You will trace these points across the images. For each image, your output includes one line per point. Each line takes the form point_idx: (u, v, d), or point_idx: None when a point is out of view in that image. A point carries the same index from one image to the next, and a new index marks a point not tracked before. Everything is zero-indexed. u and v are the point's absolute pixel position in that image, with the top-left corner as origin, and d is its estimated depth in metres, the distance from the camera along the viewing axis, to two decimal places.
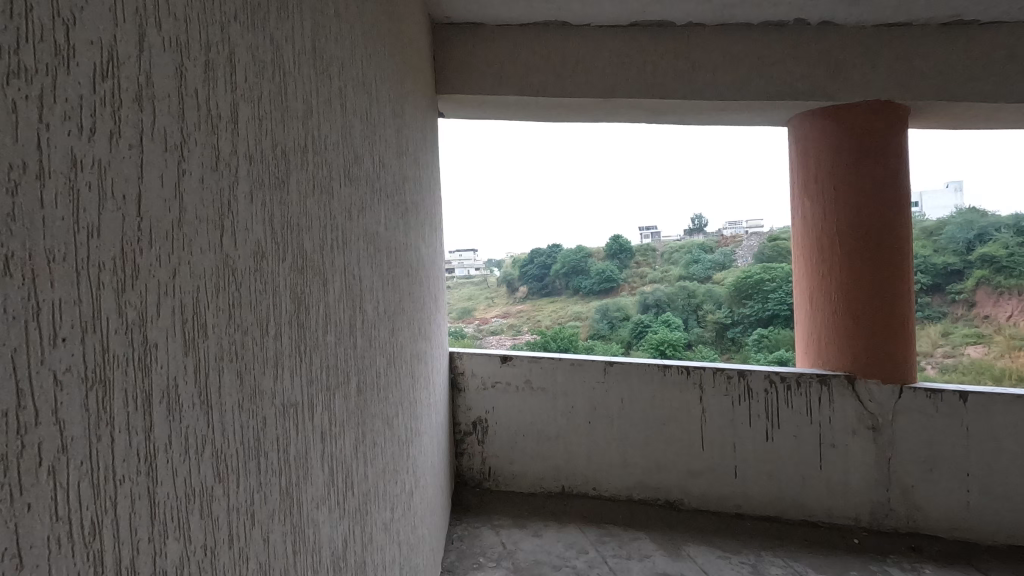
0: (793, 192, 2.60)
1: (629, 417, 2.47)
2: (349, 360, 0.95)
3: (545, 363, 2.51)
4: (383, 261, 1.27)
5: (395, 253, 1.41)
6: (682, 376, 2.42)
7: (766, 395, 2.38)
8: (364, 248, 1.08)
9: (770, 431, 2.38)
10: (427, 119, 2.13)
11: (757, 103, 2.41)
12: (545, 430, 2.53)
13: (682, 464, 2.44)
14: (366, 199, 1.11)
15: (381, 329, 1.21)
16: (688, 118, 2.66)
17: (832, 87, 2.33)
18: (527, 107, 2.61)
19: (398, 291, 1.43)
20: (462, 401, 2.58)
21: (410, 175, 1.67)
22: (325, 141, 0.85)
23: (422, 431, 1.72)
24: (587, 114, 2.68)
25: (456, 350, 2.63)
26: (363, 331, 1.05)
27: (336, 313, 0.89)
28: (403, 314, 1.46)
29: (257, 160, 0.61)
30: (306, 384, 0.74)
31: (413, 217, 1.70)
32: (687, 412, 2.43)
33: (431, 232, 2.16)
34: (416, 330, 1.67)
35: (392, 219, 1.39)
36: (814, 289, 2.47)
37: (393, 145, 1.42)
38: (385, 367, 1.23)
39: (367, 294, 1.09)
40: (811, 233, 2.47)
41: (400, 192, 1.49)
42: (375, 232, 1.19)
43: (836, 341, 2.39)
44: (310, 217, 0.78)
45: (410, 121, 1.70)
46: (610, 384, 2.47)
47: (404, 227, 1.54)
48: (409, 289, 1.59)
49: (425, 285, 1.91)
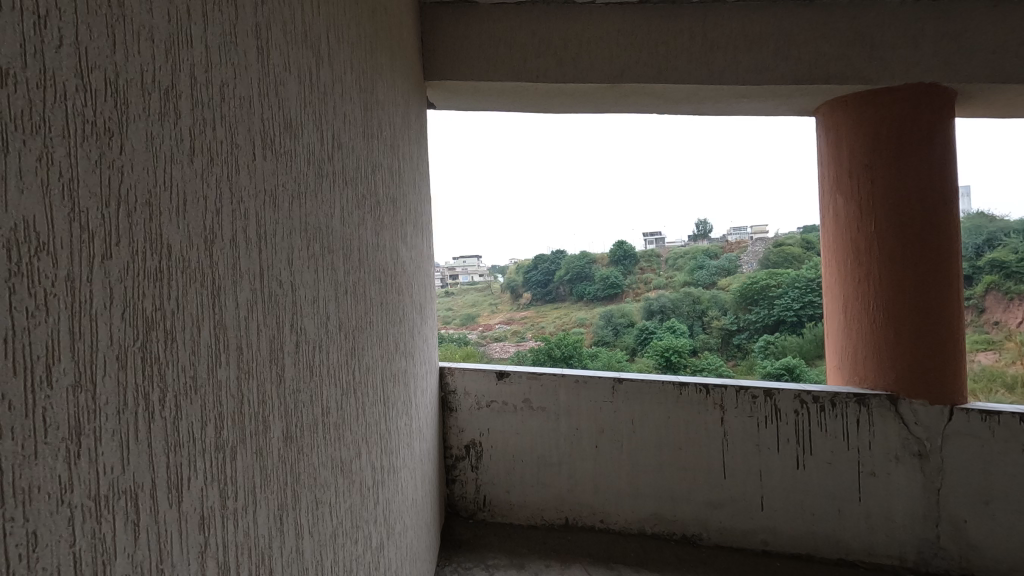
0: (823, 189, 2.33)
1: (641, 441, 2.20)
2: (270, 398, 0.69)
3: (546, 380, 2.25)
4: (339, 264, 1.01)
5: (359, 255, 1.15)
6: (700, 395, 2.15)
7: (796, 417, 2.10)
8: (303, 248, 0.82)
9: (801, 458, 2.11)
10: (410, 105, 1.87)
11: (783, 89, 2.15)
12: (547, 455, 2.25)
13: (701, 495, 2.17)
14: (307, 182, 0.85)
15: (334, 349, 0.95)
16: (704, 108, 2.40)
17: (869, 69, 2.06)
18: (526, 95, 2.35)
19: (364, 302, 1.17)
20: (454, 422, 2.31)
21: (383, 163, 1.41)
22: (217, 90, 0.59)
23: (399, 465, 1.45)
24: (591, 104, 2.42)
25: (447, 365, 2.36)
26: (298, 355, 0.79)
27: (242, 335, 0.63)
28: (370, 330, 1.20)
29: (25, 82, 0.35)
30: (160, 454, 0.47)
31: (386, 211, 1.43)
32: (706, 435, 2.16)
33: (416, 233, 1.90)
34: (391, 346, 1.40)
35: (355, 211, 1.13)
36: (850, 298, 2.19)
37: (356, 121, 1.16)
38: (338, 399, 0.96)
39: (306, 306, 0.82)
40: (845, 235, 2.20)
41: (366, 179, 1.23)
42: (324, 225, 0.93)
43: (875, 355, 2.12)
44: (180, 196, 0.52)
45: (384, 100, 1.44)
46: (620, 404, 2.20)
47: (374, 222, 1.28)
48: (381, 297, 1.32)
49: (405, 293, 1.64)
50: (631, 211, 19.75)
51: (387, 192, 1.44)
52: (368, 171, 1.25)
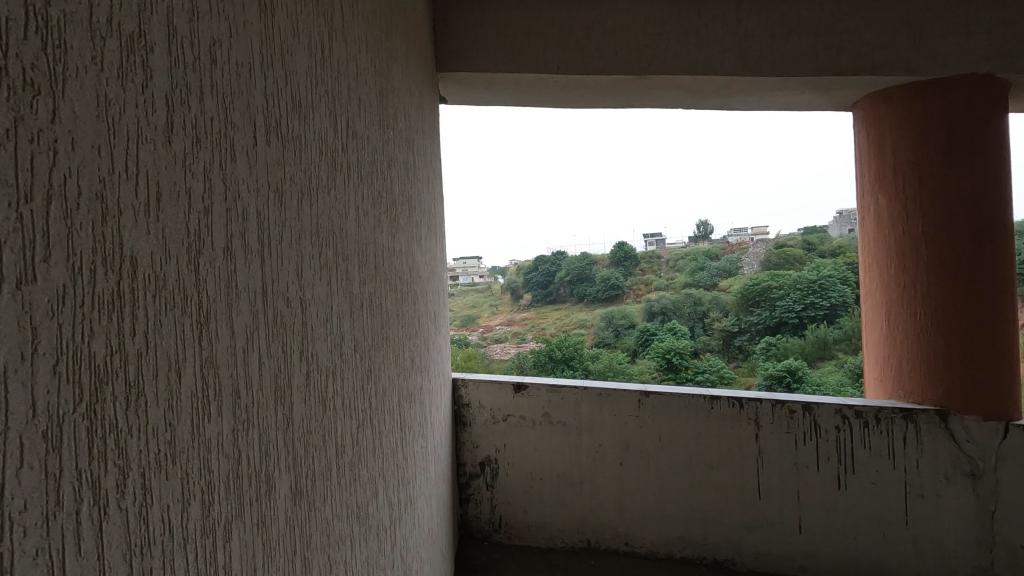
0: (861, 188, 2.18)
1: (669, 459, 2.04)
2: (275, 448, 0.54)
3: (566, 394, 2.10)
4: (354, 275, 0.86)
5: (374, 261, 1.00)
6: (733, 409, 2.01)
7: (837, 434, 1.95)
8: (315, 257, 0.68)
9: (842, 478, 1.96)
10: (423, 98, 1.73)
11: (823, 81, 2.00)
12: (567, 473, 2.10)
13: (734, 517, 2.01)
14: (318, 175, 0.70)
15: (347, 375, 0.80)
16: (734, 102, 2.25)
17: (916, 60, 1.92)
18: (544, 88, 2.20)
19: (380, 316, 1.02)
20: (468, 438, 2.17)
21: (398, 158, 1.26)
22: (208, 51, 0.45)
23: (416, 496, 1.30)
24: (614, 98, 2.28)
25: (460, 377, 2.21)
26: (308, 388, 0.64)
27: (237, 372, 0.47)
28: (386, 347, 1.05)
29: None
30: (119, 565, 0.32)
31: (402, 212, 1.28)
32: (740, 453, 2.01)
33: (430, 236, 1.76)
34: (406, 363, 1.25)
35: (370, 211, 0.98)
36: (892, 305, 2.04)
37: (371, 108, 1.01)
38: (353, 435, 0.81)
39: (316, 326, 0.67)
40: (887, 238, 2.05)
41: (382, 175, 1.08)
42: (338, 227, 0.78)
43: (923, 367, 1.97)
44: (151, 189, 0.37)
45: (399, 87, 1.29)
46: (646, 419, 2.05)
47: (389, 224, 1.13)
48: (397, 309, 1.17)
49: (420, 303, 1.49)
50: (632, 211, 19.61)
51: (403, 190, 1.29)
52: (384, 166, 1.10)
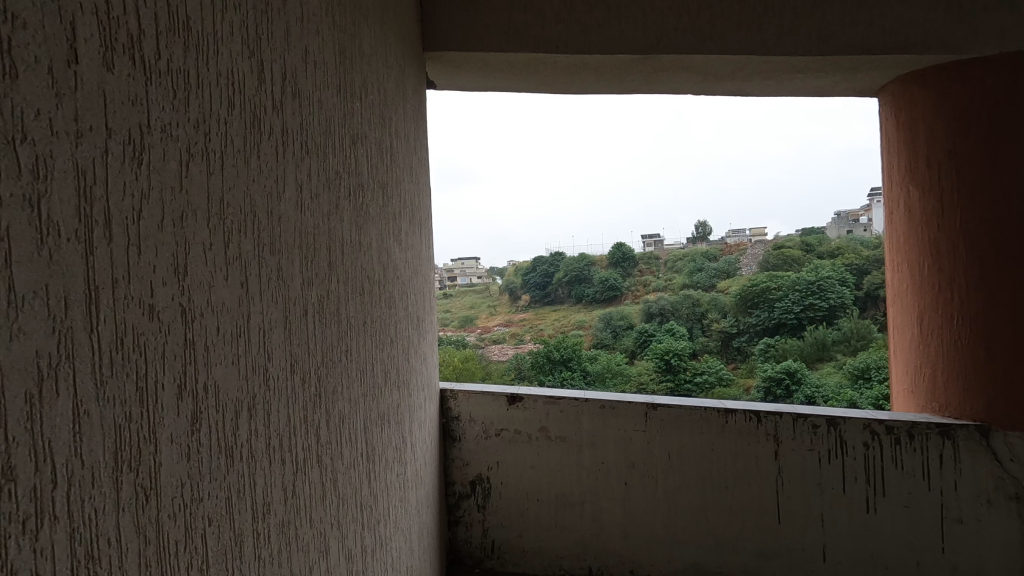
0: (890, 181, 2.00)
1: (679, 478, 1.85)
2: (110, 546, 0.34)
3: (566, 406, 1.91)
4: (294, 275, 0.66)
5: (328, 258, 0.80)
6: (750, 424, 1.82)
7: (866, 452, 1.76)
8: (214, 249, 0.48)
9: (871, 501, 1.77)
10: (405, 74, 1.53)
11: (849, 61, 1.81)
12: (567, 493, 1.91)
13: (751, 543, 1.82)
14: (224, 132, 0.50)
15: (276, 406, 0.60)
16: (749, 85, 2.06)
17: (955, 37, 1.73)
18: (541, 70, 2.01)
19: (336, 326, 0.82)
20: (457, 454, 1.97)
21: (369, 136, 1.07)
22: None
23: (389, 534, 1.10)
24: (617, 81, 2.08)
25: (449, 387, 2.02)
26: (196, 436, 0.44)
27: (3, 435, 0.28)
28: (346, 364, 0.85)
29: None
30: None
31: (373, 200, 1.09)
32: (758, 472, 1.82)
33: (415, 230, 1.56)
34: (377, 377, 1.06)
35: (322, 193, 0.78)
36: (926, 309, 1.85)
37: (327, 68, 0.81)
38: (286, 485, 0.61)
39: (214, 345, 0.47)
40: (920, 235, 1.86)
41: (342, 152, 0.88)
42: (264, 211, 0.58)
43: (961, 378, 1.77)
44: None
45: (370, 54, 1.10)
46: (653, 434, 1.86)
47: (353, 214, 0.94)
48: (363, 314, 0.98)
49: (399, 308, 1.30)
50: None
51: (374, 174, 1.10)
52: (345, 140, 0.90)
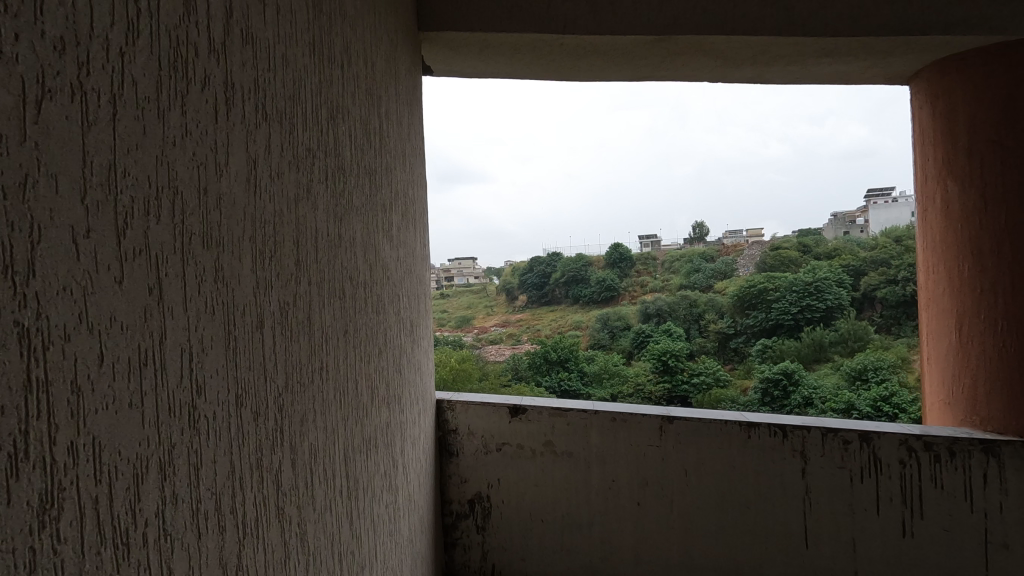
0: (921, 176, 1.84)
1: (697, 498, 1.70)
2: None
3: (574, 419, 1.75)
4: (244, 277, 0.51)
5: (297, 253, 0.64)
6: (775, 439, 1.66)
7: (901, 470, 1.61)
8: (96, 236, 0.32)
9: (908, 523, 1.61)
10: (398, 51, 1.37)
11: (884, 43, 1.66)
12: (574, 513, 1.75)
13: (776, 569, 1.67)
14: (118, 66, 0.34)
15: (210, 455, 0.43)
16: (770, 72, 1.91)
17: (1002, 17, 1.58)
18: (547, 53, 1.85)
19: (307, 337, 0.66)
20: (455, 470, 1.81)
21: (352, 112, 0.91)
22: None
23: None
24: (628, 65, 1.93)
25: (445, 397, 1.86)
26: (53, 532, 0.28)
27: None
28: (319, 385, 0.70)
29: None
30: None
31: (358, 187, 0.93)
32: (784, 492, 1.66)
33: (407, 225, 1.40)
34: (360, 397, 0.90)
35: (288, 172, 0.62)
36: (965, 315, 1.70)
37: (296, 18, 0.65)
38: (227, 562, 0.45)
39: (93, 383, 0.31)
40: (958, 233, 1.71)
41: (317, 127, 0.72)
42: (192, 189, 0.42)
43: (1006, 390, 1.62)
44: None
45: (355, 17, 0.94)
46: (669, 450, 1.71)
47: (331, 201, 0.78)
48: (343, 322, 0.82)
49: (389, 313, 1.14)
50: None
51: (359, 158, 0.94)
52: (321, 113, 0.74)
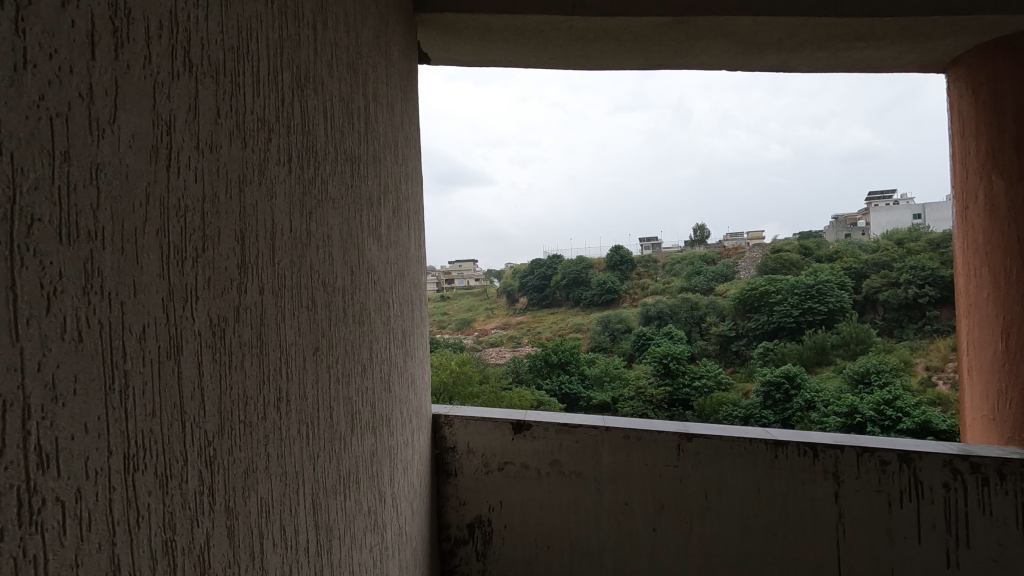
0: (960, 172, 1.70)
1: (718, 523, 1.55)
2: None
3: (582, 435, 1.61)
4: (145, 283, 0.35)
5: (241, 253, 0.49)
6: (805, 459, 1.51)
7: (945, 495, 1.46)
8: None
9: (953, 554, 1.46)
10: (390, 29, 1.23)
11: (923, 24, 1.51)
12: (583, 539, 1.60)
13: None
14: None
15: (67, 559, 0.28)
16: (796, 59, 1.76)
17: None
18: (554, 39, 1.71)
19: (255, 363, 0.51)
20: (453, 492, 1.66)
21: (329, 87, 0.77)
22: None
23: None
24: (641, 52, 1.78)
25: (443, 411, 1.71)
26: None
27: None
28: (274, 422, 0.54)
29: None
30: None
31: (335, 176, 0.78)
32: (814, 517, 1.51)
33: (400, 224, 1.25)
34: (336, 425, 0.75)
35: (227, 145, 0.47)
36: (1014, 322, 1.55)
37: None
38: None
39: None
40: (1005, 233, 1.57)
41: (277, 94, 0.58)
42: (34, 151, 0.28)
43: None
44: None
45: None
46: (687, 470, 1.56)
47: (296, 189, 0.63)
48: (313, 338, 0.67)
49: (376, 323, 0.99)
50: None
51: (337, 140, 0.79)
52: (282, 77, 0.59)
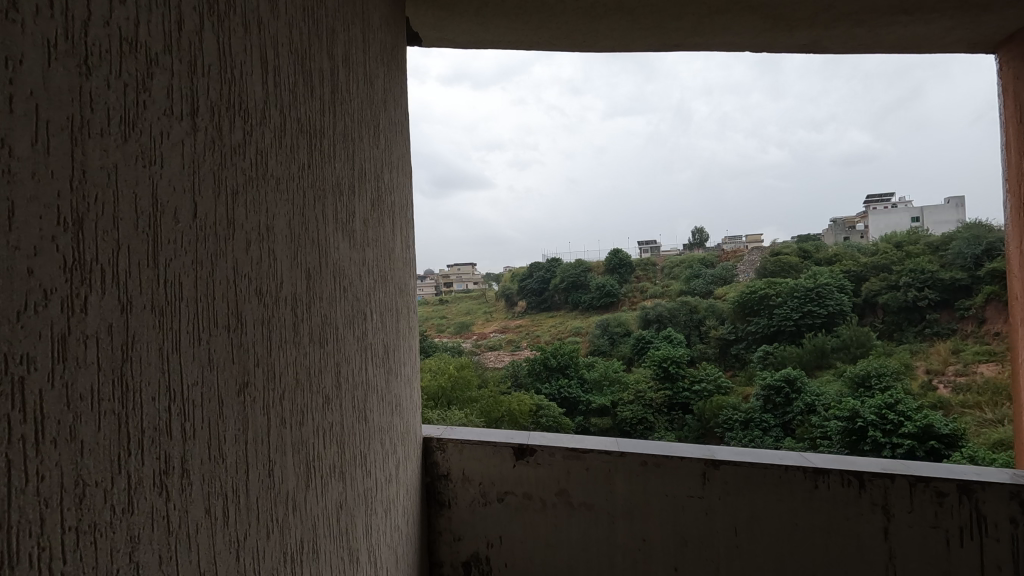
0: (1016, 161, 1.51)
1: (750, 563, 1.35)
2: None
3: (593, 462, 1.41)
4: None
5: (75, 246, 0.30)
6: (849, 490, 1.32)
7: (1013, 532, 1.27)
8: None
9: None
10: None
11: None
12: None
13: None
14: None
15: None
16: (829, 36, 1.58)
17: None
18: (560, 14, 1.52)
19: (108, 424, 0.32)
20: (446, 525, 1.46)
21: (273, 28, 0.57)
22: None
23: None
24: (657, 30, 1.60)
25: (436, 433, 1.51)
26: None
27: None
28: (149, 506, 0.35)
29: None
30: None
31: (280, 149, 0.58)
32: (860, 557, 1.32)
33: (381, 220, 1.06)
34: (281, 484, 0.55)
35: (39, 65, 0.28)
36: None
37: None
38: None
39: None
40: None
41: (164, 10, 0.38)
42: None
43: None
44: None
45: None
46: (713, 501, 1.37)
47: (206, 158, 0.43)
48: (237, 371, 0.47)
49: (347, 338, 0.80)
50: None
51: (283, 101, 0.60)
52: None
